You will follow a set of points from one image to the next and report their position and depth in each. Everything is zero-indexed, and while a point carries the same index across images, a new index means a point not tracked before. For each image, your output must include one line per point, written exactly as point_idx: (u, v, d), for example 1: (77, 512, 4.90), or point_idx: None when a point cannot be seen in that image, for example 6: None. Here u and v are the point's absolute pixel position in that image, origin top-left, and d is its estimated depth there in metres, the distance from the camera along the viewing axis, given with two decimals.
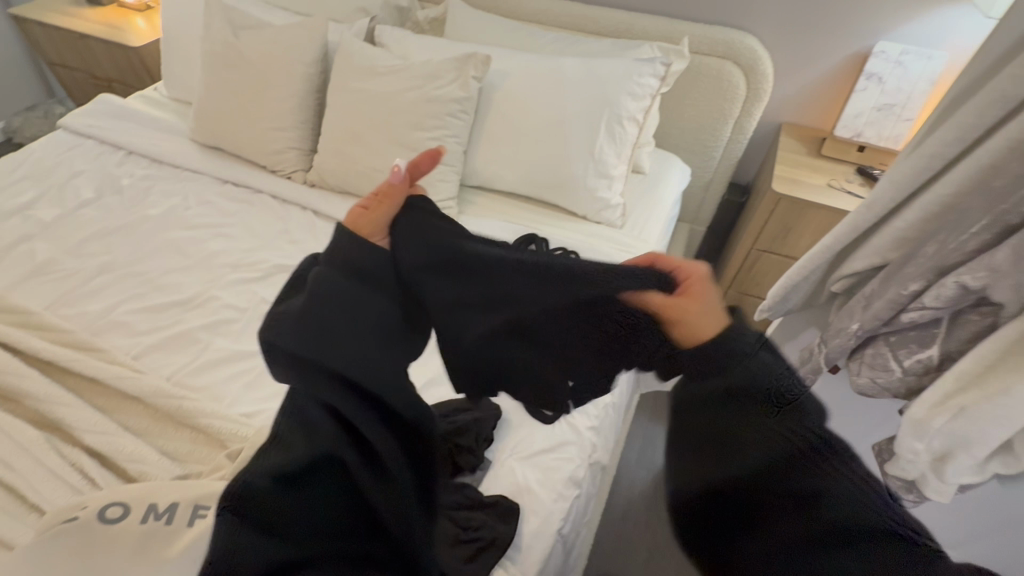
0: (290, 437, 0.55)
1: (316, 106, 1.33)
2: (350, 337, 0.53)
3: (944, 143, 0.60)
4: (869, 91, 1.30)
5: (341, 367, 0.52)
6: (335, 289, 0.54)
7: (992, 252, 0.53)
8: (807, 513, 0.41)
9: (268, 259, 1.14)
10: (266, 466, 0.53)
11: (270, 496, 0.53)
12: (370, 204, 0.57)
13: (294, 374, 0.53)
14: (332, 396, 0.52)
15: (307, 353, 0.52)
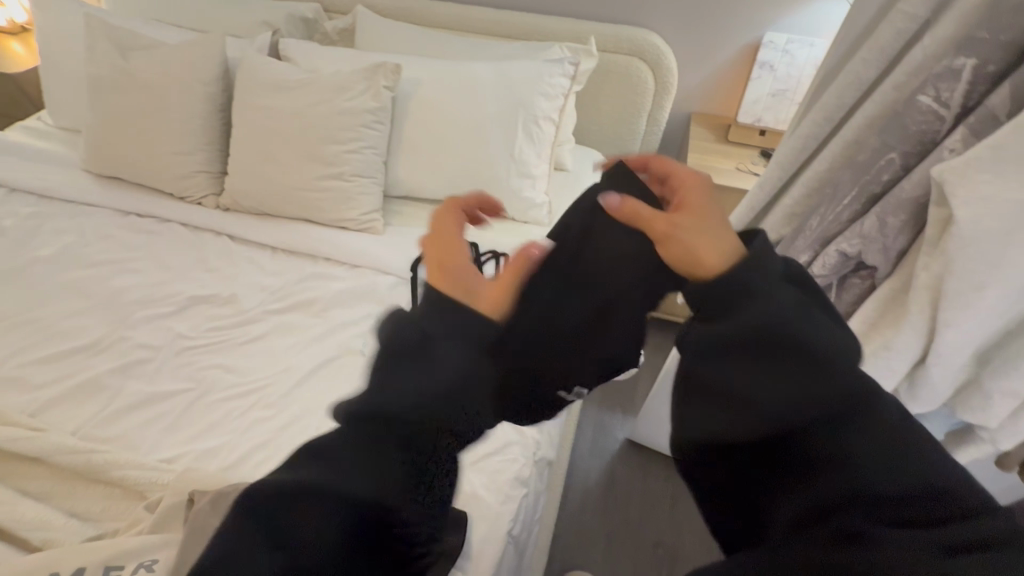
0: (338, 457, 0.40)
1: (222, 126, 1.26)
2: (431, 397, 0.39)
3: (817, 124, 0.66)
4: (763, 79, 1.39)
5: (418, 425, 0.40)
6: (421, 344, 0.41)
7: (862, 220, 0.59)
8: (824, 470, 0.36)
9: (182, 292, 1.07)
10: (303, 484, 0.40)
11: (292, 513, 0.41)
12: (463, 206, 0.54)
13: (361, 417, 0.40)
14: (395, 451, 0.40)
15: (393, 408, 0.39)
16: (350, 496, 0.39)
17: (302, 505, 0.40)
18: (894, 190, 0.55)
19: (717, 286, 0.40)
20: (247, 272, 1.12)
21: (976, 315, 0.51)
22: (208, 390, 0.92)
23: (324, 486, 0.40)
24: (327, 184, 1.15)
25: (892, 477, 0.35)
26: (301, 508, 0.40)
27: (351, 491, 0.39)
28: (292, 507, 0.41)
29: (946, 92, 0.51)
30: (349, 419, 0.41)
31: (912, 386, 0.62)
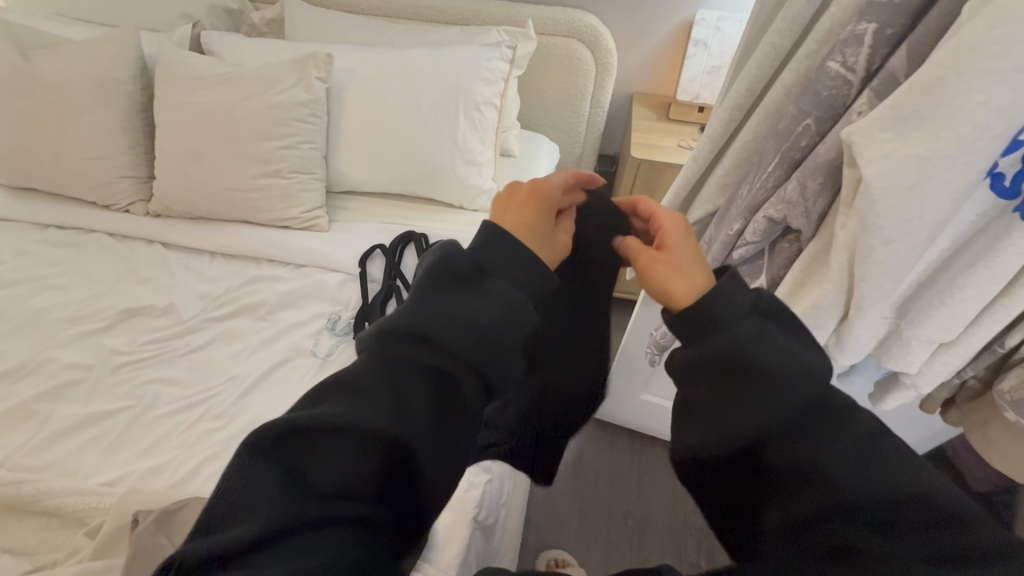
0: (368, 386, 0.36)
1: (144, 127, 1.19)
2: (481, 321, 0.39)
3: (740, 94, 0.68)
4: (698, 56, 1.42)
5: (465, 350, 0.38)
6: (470, 274, 0.42)
7: (785, 185, 0.61)
8: (813, 467, 0.36)
9: (113, 305, 1.00)
10: (335, 412, 0.35)
11: (315, 444, 0.34)
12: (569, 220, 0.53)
13: (396, 342, 0.38)
14: (429, 375, 0.38)
15: (432, 330, 0.38)
16: (389, 426, 0.35)
17: (333, 439, 0.34)
18: (812, 155, 0.58)
19: (699, 316, 0.41)
20: (185, 279, 1.07)
21: (888, 275, 0.54)
22: (150, 406, 0.87)
23: (363, 414, 0.35)
24: (264, 182, 1.11)
25: (871, 488, 0.34)
26: (330, 441, 0.34)
27: (383, 427, 0.35)
28: (322, 440, 0.34)
29: (852, 58, 0.54)
30: (386, 349, 0.38)
31: (841, 340, 0.65)
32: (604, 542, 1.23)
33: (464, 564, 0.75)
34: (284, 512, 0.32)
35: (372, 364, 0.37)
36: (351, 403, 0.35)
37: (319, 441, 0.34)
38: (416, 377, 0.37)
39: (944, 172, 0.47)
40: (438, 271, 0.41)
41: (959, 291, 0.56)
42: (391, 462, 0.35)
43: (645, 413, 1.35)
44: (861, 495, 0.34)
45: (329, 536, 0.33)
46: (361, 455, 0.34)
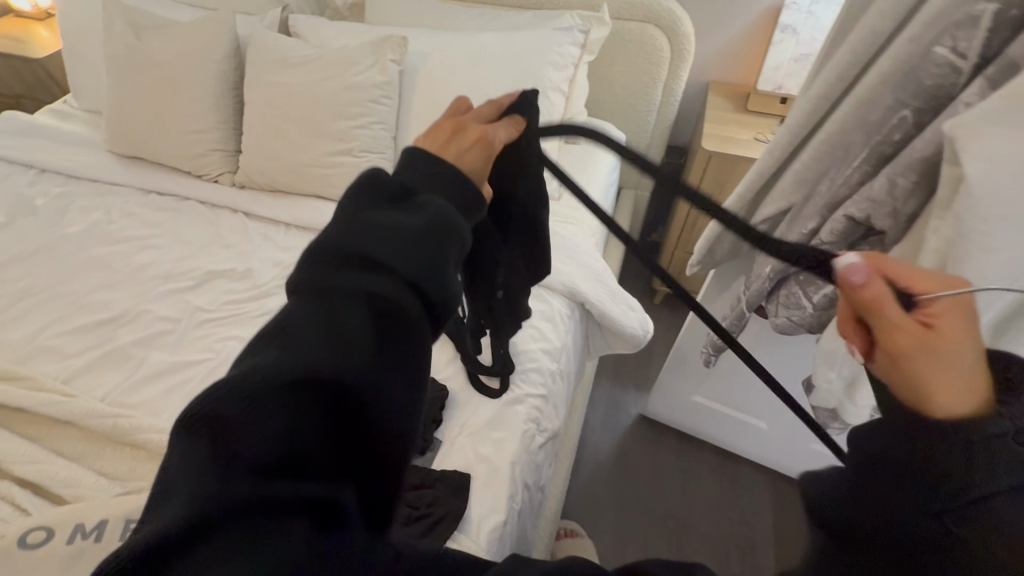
0: (295, 328, 0.35)
1: (236, 104, 1.28)
2: (402, 236, 0.39)
3: (828, 84, 0.62)
4: (785, 43, 1.31)
5: (385, 277, 0.37)
6: (400, 194, 0.42)
7: (871, 184, 0.56)
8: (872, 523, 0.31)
9: (200, 266, 1.10)
10: (282, 319, 0.36)
11: (342, 300, 0.36)
12: (450, 130, 0.48)
13: (434, 203, 0.42)
14: (445, 236, 0.40)
15: (366, 252, 0.37)
16: (277, 368, 0.33)
17: (315, 331, 0.35)
18: (907, 149, 0.52)
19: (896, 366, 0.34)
20: (262, 246, 1.15)
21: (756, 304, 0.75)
22: (226, 360, 0.95)
23: (370, 281, 0.37)
24: (337, 159, 1.17)
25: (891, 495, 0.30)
26: (340, 301, 0.36)
27: (310, 355, 0.34)
28: (300, 358, 0.34)
29: (963, 43, 0.48)
30: (405, 216, 0.40)
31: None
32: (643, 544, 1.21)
33: (500, 541, 0.75)
34: (189, 494, 0.30)
35: (356, 213, 0.40)
36: (408, 271, 0.38)
37: (304, 389, 0.33)
38: (363, 281, 0.37)
39: None
40: (367, 189, 0.42)
41: None
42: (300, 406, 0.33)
43: (696, 417, 1.33)
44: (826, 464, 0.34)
45: (250, 533, 0.31)
46: (327, 392, 0.34)
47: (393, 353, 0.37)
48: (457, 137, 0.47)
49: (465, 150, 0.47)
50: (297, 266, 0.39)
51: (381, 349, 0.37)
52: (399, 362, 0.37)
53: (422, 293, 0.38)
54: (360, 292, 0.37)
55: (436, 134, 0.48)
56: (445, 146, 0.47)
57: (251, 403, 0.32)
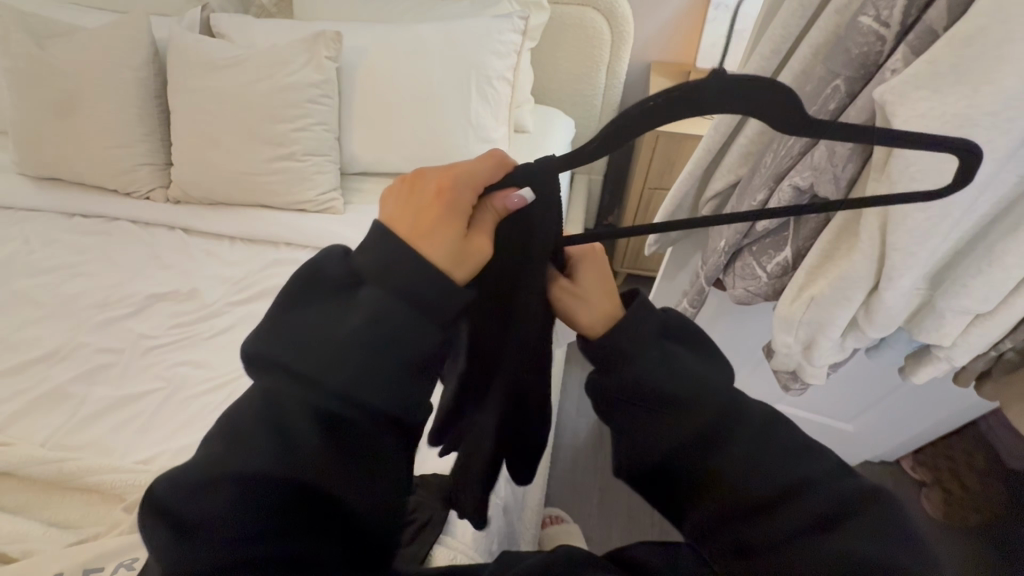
0: (253, 435, 0.35)
1: (160, 114, 1.20)
2: (349, 339, 0.35)
3: (764, 57, 0.63)
4: (720, 20, 1.34)
5: (332, 384, 0.35)
6: (346, 279, 0.37)
7: (814, 151, 0.58)
8: (759, 520, 0.42)
9: (140, 290, 1.03)
10: (245, 415, 0.36)
11: (306, 414, 0.35)
12: (448, 229, 0.37)
13: (377, 295, 0.36)
14: (420, 344, 0.36)
15: (306, 365, 0.35)
16: (226, 472, 0.34)
17: (278, 438, 0.35)
18: (841, 118, 0.55)
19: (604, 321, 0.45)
20: (206, 264, 1.09)
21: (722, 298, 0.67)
22: (179, 387, 0.89)
23: (328, 394, 0.35)
24: (279, 165, 1.11)
25: (683, 374, 0.43)
26: (304, 417, 0.35)
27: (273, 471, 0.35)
28: (269, 464, 0.35)
29: (885, 11, 0.50)
30: (348, 313, 0.36)
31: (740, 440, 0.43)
32: (626, 519, 1.24)
33: (487, 539, 0.75)
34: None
35: (299, 318, 0.36)
36: (373, 395, 0.36)
37: (269, 485, 0.35)
38: (318, 397, 0.35)
39: (985, 130, 0.44)
40: (308, 279, 0.37)
41: (999, 259, 0.53)
42: (265, 499, 0.35)
43: None
44: (647, 380, 0.42)
45: None
46: (295, 488, 0.36)
47: (357, 459, 0.37)
48: (456, 217, 0.37)
49: (470, 240, 0.39)
50: (248, 351, 0.36)
51: (346, 455, 0.37)
52: (367, 467, 0.38)
53: (391, 410, 0.36)
54: (323, 410, 0.35)
55: (429, 213, 0.37)
56: (447, 239, 0.37)
57: (215, 490, 0.34)
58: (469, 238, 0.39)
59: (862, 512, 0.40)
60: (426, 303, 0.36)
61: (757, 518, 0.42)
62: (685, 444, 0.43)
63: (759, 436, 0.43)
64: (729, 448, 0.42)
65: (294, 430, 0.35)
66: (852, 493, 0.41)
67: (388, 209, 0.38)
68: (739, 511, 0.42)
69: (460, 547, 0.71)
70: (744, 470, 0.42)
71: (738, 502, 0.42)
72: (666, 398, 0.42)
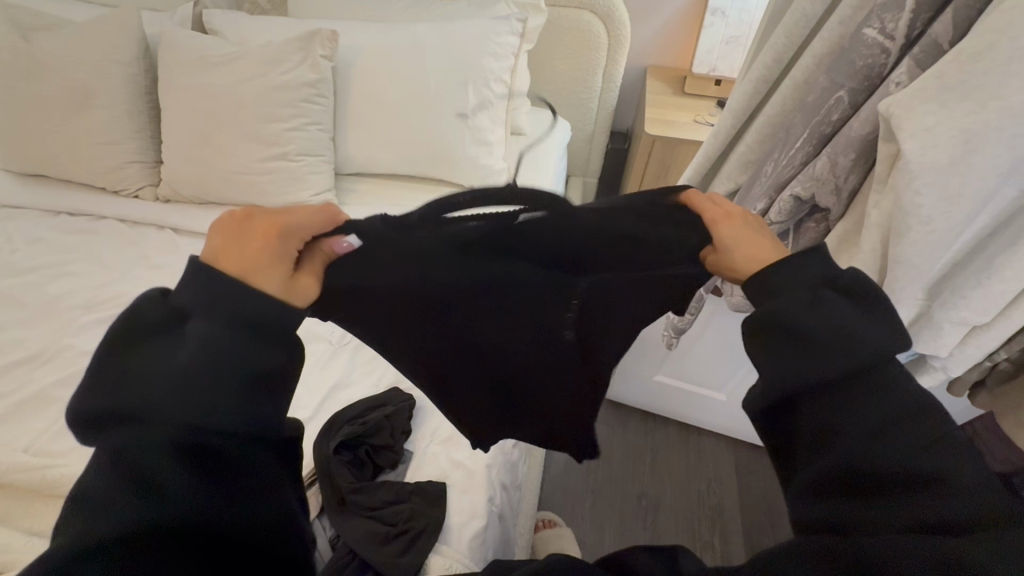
0: (106, 498, 0.34)
1: (150, 111, 1.17)
2: (177, 368, 0.37)
3: (767, 66, 0.63)
4: (716, 26, 1.33)
5: (168, 421, 0.36)
6: (171, 318, 0.39)
7: (815, 161, 0.58)
8: (855, 493, 0.38)
9: (128, 291, 1.01)
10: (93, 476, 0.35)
11: (151, 455, 0.35)
12: (262, 273, 0.41)
13: (205, 327, 0.38)
14: (255, 363, 0.38)
15: (139, 407, 0.36)
16: (88, 538, 0.33)
17: (123, 491, 0.34)
18: (844, 129, 0.55)
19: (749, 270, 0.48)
20: None
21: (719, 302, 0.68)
22: None
23: (170, 427, 0.36)
24: (272, 165, 1.09)
25: (833, 322, 0.40)
26: (151, 456, 0.35)
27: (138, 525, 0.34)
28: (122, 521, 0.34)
29: (891, 24, 0.50)
30: (175, 350, 0.38)
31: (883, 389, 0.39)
32: (619, 522, 1.24)
33: (483, 546, 0.74)
34: None
35: (130, 365, 0.37)
36: (214, 420, 0.37)
37: (132, 549, 0.34)
38: (160, 436, 0.36)
39: (992, 146, 0.44)
40: (130, 325, 0.39)
41: (998, 273, 0.53)
42: (137, 557, 0.34)
43: (658, 396, 1.36)
44: (790, 316, 0.42)
45: None
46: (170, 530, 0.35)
47: (228, 479, 0.38)
48: (273, 262, 0.42)
49: (296, 280, 0.44)
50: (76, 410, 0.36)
51: (212, 478, 0.37)
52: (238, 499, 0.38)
53: (242, 427, 0.38)
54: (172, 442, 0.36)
55: (255, 253, 0.41)
56: (265, 281, 0.42)
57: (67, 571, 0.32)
58: (292, 283, 0.43)
59: (980, 533, 0.34)
60: (264, 318, 0.39)
61: (857, 489, 0.38)
62: (813, 383, 0.40)
63: (906, 422, 0.38)
64: (864, 412, 0.38)
65: (155, 476, 0.35)
66: (977, 509, 0.34)
67: (212, 241, 0.42)
68: (841, 478, 0.38)
69: (455, 555, 0.70)
70: (863, 441, 0.38)
71: (838, 472, 0.39)
72: (811, 341, 0.40)
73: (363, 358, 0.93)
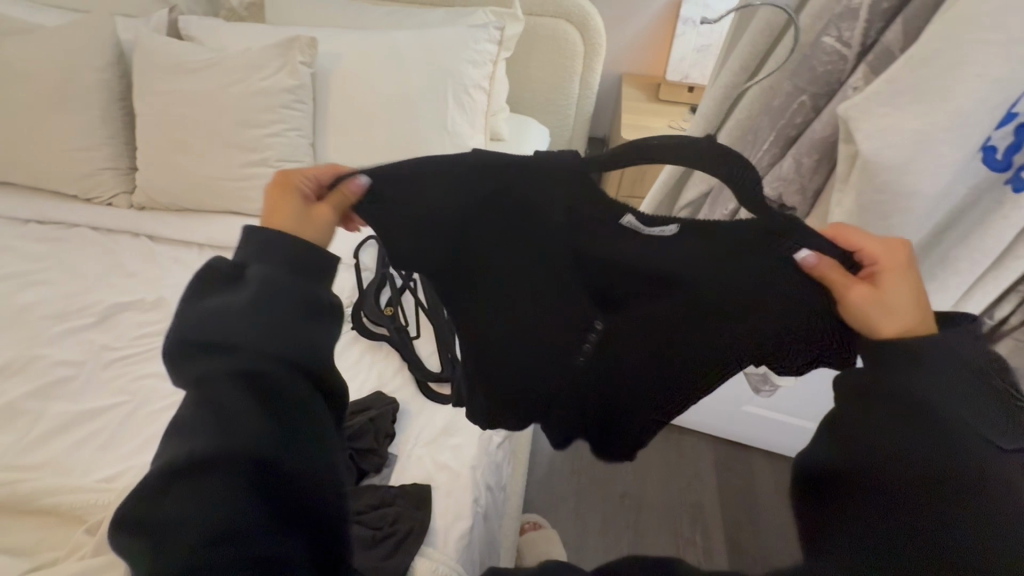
0: (195, 422, 0.38)
1: (124, 117, 1.16)
2: (237, 307, 0.40)
3: (735, 72, 0.66)
4: (687, 35, 1.38)
5: (243, 356, 0.39)
6: (233, 273, 0.43)
7: (781, 162, 0.61)
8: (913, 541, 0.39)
9: (102, 300, 0.99)
10: (185, 411, 0.39)
11: (224, 384, 0.38)
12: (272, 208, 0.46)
13: (263, 270, 0.42)
14: (295, 293, 0.42)
15: (215, 340, 0.39)
16: (185, 459, 0.37)
17: (206, 417, 0.38)
18: (806, 132, 0.58)
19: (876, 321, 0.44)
20: (173, 272, 1.05)
21: None
22: (145, 401, 0.86)
23: (238, 361, 0.39)
24: (251, 171, 1.09)
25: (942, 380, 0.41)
26: (225, 385, 0.38)
27: (221, 449, 0.37)
28: (215, 447, 0.37)
29: (847, 32, 0.53)
30: (237, 291, 0.42)
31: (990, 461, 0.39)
32: (602, 522, 1.25)
33: (468, 548, 0.74)
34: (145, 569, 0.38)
35: (205, 310, 0.41)
36: (275, 347, 0.40)
37: (215, 466, 0.37)
38: (230, 365, 0.39)
39: (941, 145, 0.47)
40: (197, 283, 0.43)
41: (953, 264, 0.57)
42: (228, 481, 0.38)
43: None
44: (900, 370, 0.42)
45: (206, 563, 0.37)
46: (255, 463, 0.39)
47: (297, 420, 0.41)
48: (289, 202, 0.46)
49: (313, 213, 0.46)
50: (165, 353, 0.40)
51: (286, 417, 0.40)
52: (301, 432, 0.41)
53: (296, 353, 0.41)
54: (245, 376, 0.39)
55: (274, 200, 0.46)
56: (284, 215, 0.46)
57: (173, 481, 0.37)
58: (313, 210, 0.46)
59: None
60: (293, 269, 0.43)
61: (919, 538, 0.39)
62: (899, 423, 0.41)
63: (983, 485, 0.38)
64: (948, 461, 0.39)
65: (229, 406, 0.38)
66: None
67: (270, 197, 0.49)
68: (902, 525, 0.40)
69: (441, 557, 0.70)
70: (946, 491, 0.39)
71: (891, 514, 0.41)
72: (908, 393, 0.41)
73: (343, 364, 0.92)
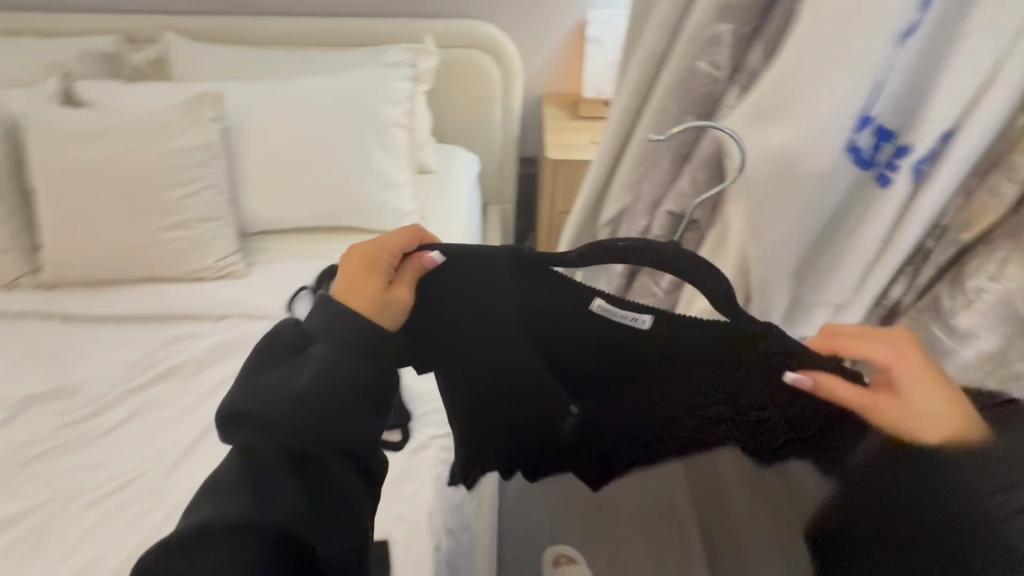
0: (237, 484, 0.42)
1: (22, 193, 1.10)
2: (299, 385, 0.45)
3: (629, 97, 0.69)
4: (597, 54, 1.44)
5: (286, 436, 0.43)
6: (297, 344, 0.48)
7: (680, 179, 0.64)
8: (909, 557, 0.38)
9: (12, 393, 0.91)
10: (222, 472, 0.43)
11: (273, 457, 0.43)
12: (359, 287, 0.48)
13: (325, 352, 0.47)
14: (356, 384, 0.46)
15: (260, 413, 0.43)
16: (223, 524, 0.40)
17: (246, 488, 0.42)
18: (697, 150, 0.61)
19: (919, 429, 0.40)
20: (92, 351, 0.99)
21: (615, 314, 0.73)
22: (69, 498, 0.79)
23: (284, 440, 0.43)
24: (168, 235, 1.05)
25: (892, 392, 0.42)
26: (275, 462, 0.43)
27: (256, 519, 0.41)
28: (250, 515, 0.41)
29: (717, 57, 0.57)
30: (299, 370, 0.46)
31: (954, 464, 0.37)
32: None
33: None
34: None
35: (265, 378, 0.45)
36: (330, 430, 0.44)
37: (253, 533, 0.41)
38: (279, 445, 0.43)
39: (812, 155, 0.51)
40: (264, 350, 0.47)
41: (846, 261, 0.58)
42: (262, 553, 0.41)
43: None
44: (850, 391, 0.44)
45: None
46: (276, 534, 0.41)
47: (336, 501, 0.44)
48: (378, 277, 0.49)
49: (392, 291, 0.49)
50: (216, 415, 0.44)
51: (318, 494, 0.44)
52: (334, 519, 0.44)
53: (345, 442, 0.45)
54: (292, 455, 0.43)
55: (358, 277, 0.49)
56: (369, 292, 0.48)
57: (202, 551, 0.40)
58: (392, 293, 0.49)
59: None
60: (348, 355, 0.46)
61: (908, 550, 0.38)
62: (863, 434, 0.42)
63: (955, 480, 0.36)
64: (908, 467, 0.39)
65: (277, 481, 0.42)
66: None
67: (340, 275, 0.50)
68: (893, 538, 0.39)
69: None
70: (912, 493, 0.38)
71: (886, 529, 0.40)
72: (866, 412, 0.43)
73: None
